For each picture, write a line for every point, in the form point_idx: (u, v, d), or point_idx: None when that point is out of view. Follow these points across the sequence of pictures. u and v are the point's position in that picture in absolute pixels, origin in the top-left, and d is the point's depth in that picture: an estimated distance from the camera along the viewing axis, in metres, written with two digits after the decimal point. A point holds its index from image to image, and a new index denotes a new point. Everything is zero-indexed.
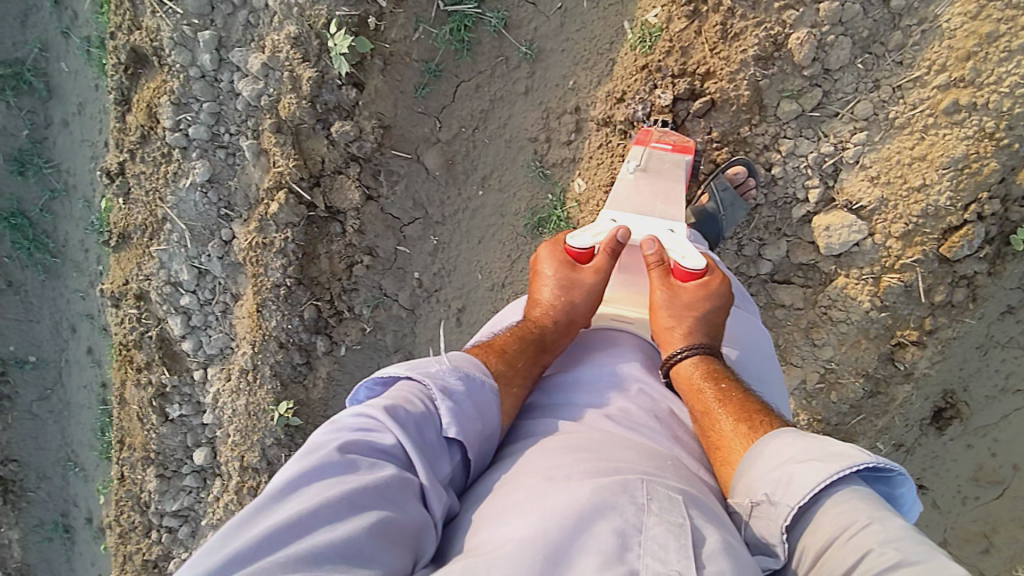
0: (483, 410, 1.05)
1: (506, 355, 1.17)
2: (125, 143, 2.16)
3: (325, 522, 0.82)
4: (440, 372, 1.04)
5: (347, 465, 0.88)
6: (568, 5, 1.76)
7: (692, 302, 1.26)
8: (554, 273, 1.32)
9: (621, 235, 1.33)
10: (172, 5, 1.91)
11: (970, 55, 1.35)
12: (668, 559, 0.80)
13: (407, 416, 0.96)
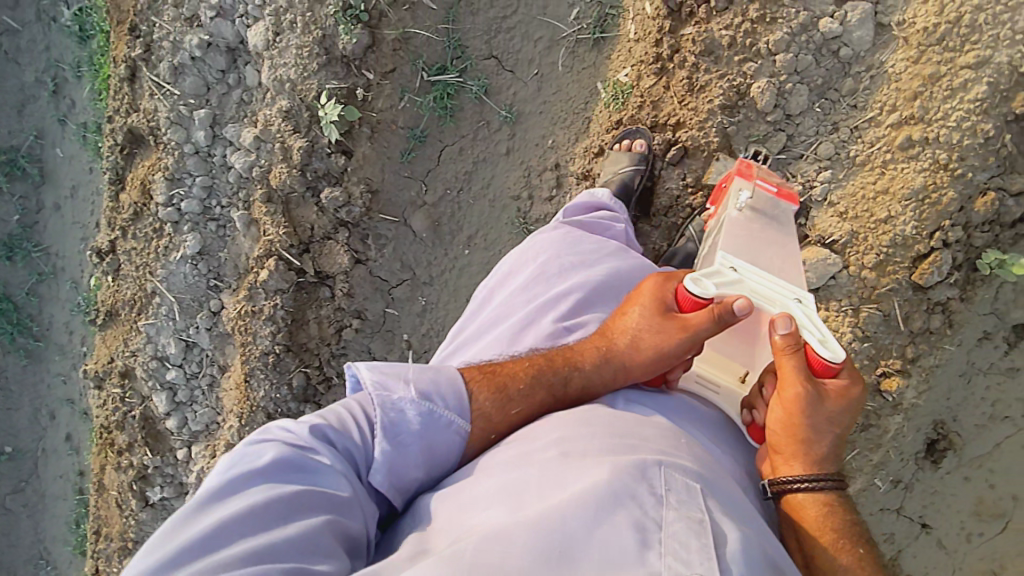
0: (433, 453, 1.05)
1: (505, 394, 1.11)
2: (117, 221, 2.22)
3: (262, 524, 0.89)
4: (394, 403, 1.03)
5: (285, 474, 0.94)
6: (545, 71, 1.86)
7: (830, 421, 1.10)
8: (642, 317, 1.19)
9: (743, 309, 1.10)
10: (170, 87, 2.00)
11: (916, 95, 1.46)
12: (691, 560, 0.80)
13: (341, 441, 1.01)
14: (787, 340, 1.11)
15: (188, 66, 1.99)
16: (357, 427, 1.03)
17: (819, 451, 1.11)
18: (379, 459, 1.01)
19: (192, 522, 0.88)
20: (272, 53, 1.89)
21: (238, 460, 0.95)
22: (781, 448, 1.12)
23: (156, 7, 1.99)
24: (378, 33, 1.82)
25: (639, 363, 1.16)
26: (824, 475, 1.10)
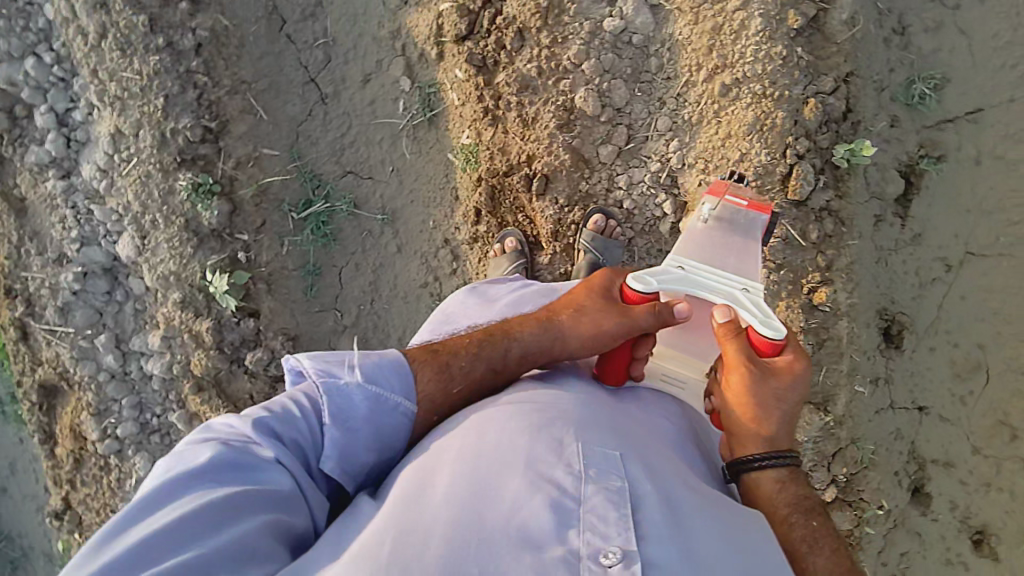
0: (382, 431, 1.12)
1: (447, 371, 1.19)
2: (63, 476, 2.16)
3: (200, 526, 0.93)
4: (340, 388, 1.10)
5: (225, 475, 0.99)
6: (398, 165, 1.94)
7: (778, 396, 1.17)
8: (590, 300, 1.28)
9: (681, 309, 1.23)
10: (63, 327, 1.99)
11: (711, 47, 1.61)
12: (608, 533, 0.92)
13: (284, 432, 1.07)
14: (727, 326, 1.22)
15: (74, 301, 1.99)
16: (300, 412, 1.09)
17: (769, 431, 1.18)
18: (329, 443, 1.08)
19: (125, 535, 0.91)
20: (147, 255, 1.92)
21: (178, 463, 1.00)
22: (736, 427, 1.21)
23: (21, 260, 1.96)
24: (236, 196, 1.88)
25: (577, 339, 1.24)
26: (775, 452, 1.18)
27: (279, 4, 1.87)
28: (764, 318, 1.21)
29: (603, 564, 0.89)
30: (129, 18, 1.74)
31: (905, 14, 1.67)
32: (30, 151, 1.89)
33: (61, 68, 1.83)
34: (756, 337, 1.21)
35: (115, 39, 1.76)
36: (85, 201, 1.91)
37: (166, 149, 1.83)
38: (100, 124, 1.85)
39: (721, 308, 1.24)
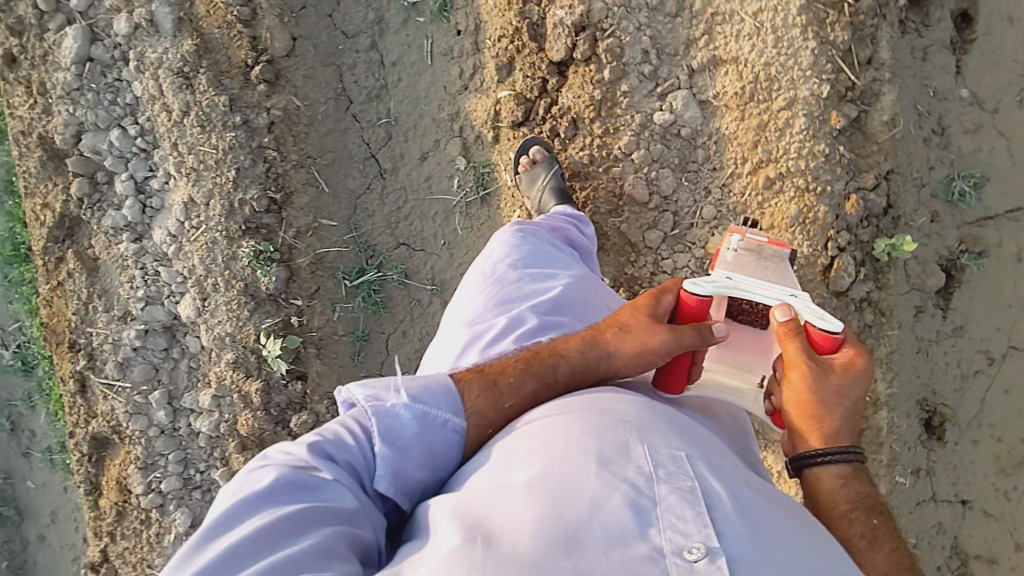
0: (433, 449, 1.13)
1: (496, 386, 1.20)
2: (103, 528, 2.20)
3: (272, 539, 0.95)
4: (389, 409, 1.12)
5: (293, 487, 1.02)
6: (450, 239, 2.03)
7: (840, 390, 1.11)
8: (634, 317, 1.24)
9: (718, 333, 1.19)
10: (121, 382, 2.08)
11: (757, 143, 1.67)
12: (689, 530, 0.89)
13: (337, 455, 1.09)
14: (787, 327, 1.13)
15: (133, 357, 2.08)
16: (351, 438, 1.12)
17: (830, 426, 1.12)
18: (384, 463, 1.10)
19: (202, 554, 0.94)
20: (206, 316, 2.00)
21: (245, 484, 1.03)
22: (799, 426, 1.14)
23: (88, 316, 2.07)
24: (293, 263, 1.97)
25: (625, 355, 1.22)
26: (838, 449, 1.12)
27: (347, 87, 1.99)
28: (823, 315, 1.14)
29: (688, 560, 0.87)
30: (212, 98, 1.89)
31: (946, 115, 1.72)
32: (107, 215, 2.02)
33: (143, 139, 1.98)
34: (816, 335, 1.14)
35: (196, 116, 1.91)
36: (154, 264, 2.03)
37: (233, 218, 1.93)
38: (175, 193, 1.98)
39: (782, 307, 1.15)
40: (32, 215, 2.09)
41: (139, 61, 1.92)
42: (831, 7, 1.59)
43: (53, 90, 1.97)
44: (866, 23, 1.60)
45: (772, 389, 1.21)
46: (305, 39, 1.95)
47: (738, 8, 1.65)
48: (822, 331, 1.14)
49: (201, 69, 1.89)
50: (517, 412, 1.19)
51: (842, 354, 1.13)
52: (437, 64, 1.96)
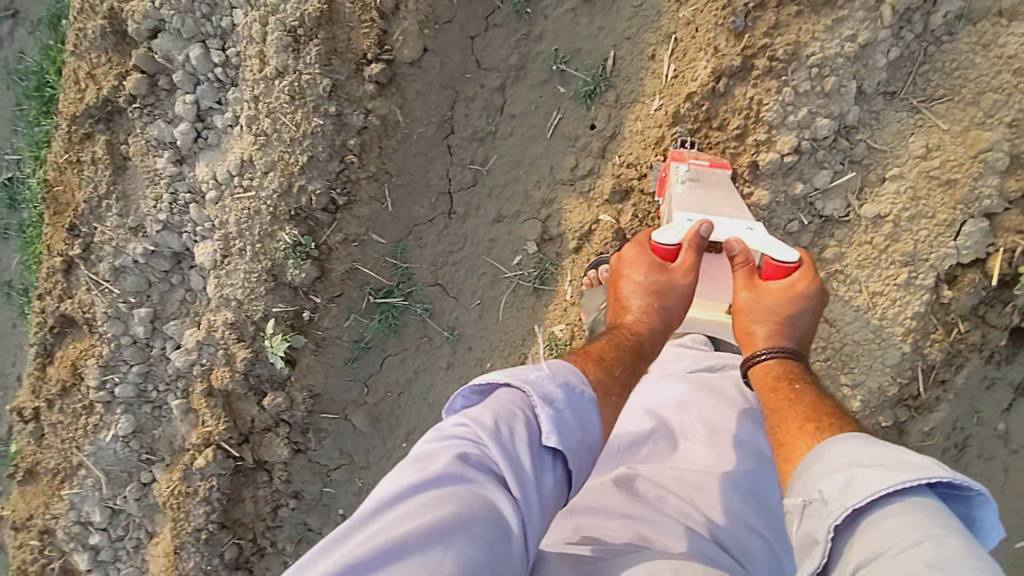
0: (583, 420, 1.01)
1: (604, 363, 1.17)
2: (43, 391, 2.13)
3: (430, 549, 0.78)
4: (537, 383, 1.01)
5: (459, 479, 0.86)
6: (486, 302, 1.95)
7: (777, 307, 1.28)
8: (644, 277, 1.31)
9: (705, 229, 1.31)
10: (109, 285, 1.97)
11: None
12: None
13: (505, 429, 0.94)
14: (738, 257, 1.34)
15: (129, 267, 1.97)
16: (516, 411, 0.96)
17: (780, 334, 1.28)
18: (549, 431, 0.95)
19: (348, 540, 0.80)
20: (220, 271, 1.90)
21: (398, 473, 0.87)
22: (744, 336, 1.32)
23: (97, 210, 1.92)
24: (328, 265, 1.87)
25: (684, 310, 1.32)
26: (785, 347, 1.28)
27: (455, 115, 1.82)
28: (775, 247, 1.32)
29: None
30: (314, 75, 1.69)
31: (973, 435, 1.82)
32: (154, 125, 1.84)
33: (223, 71, 1.78)
34: (769, 264, 1.32)
35: (290, 85, 1.70)
36: (185, 196, 1.88)
37: (286, 199, 1.79)
38: (236, 142, 1.81)
39: (735, 241, 1.35)
40: (71, 78, 1.87)
41: None
42: (942, 325, 1.59)
43: None
44: (961, 353, 1.62)
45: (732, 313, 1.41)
46: (436, 54, 1.74)
47: (863, 279, 1.61)
48: (774, 262, 1.32)
49: (316, 40, 1.67)
50: (627, 379, 1.19)
51: (789, 280, 1.30)
52: (556, 142, 1.81)
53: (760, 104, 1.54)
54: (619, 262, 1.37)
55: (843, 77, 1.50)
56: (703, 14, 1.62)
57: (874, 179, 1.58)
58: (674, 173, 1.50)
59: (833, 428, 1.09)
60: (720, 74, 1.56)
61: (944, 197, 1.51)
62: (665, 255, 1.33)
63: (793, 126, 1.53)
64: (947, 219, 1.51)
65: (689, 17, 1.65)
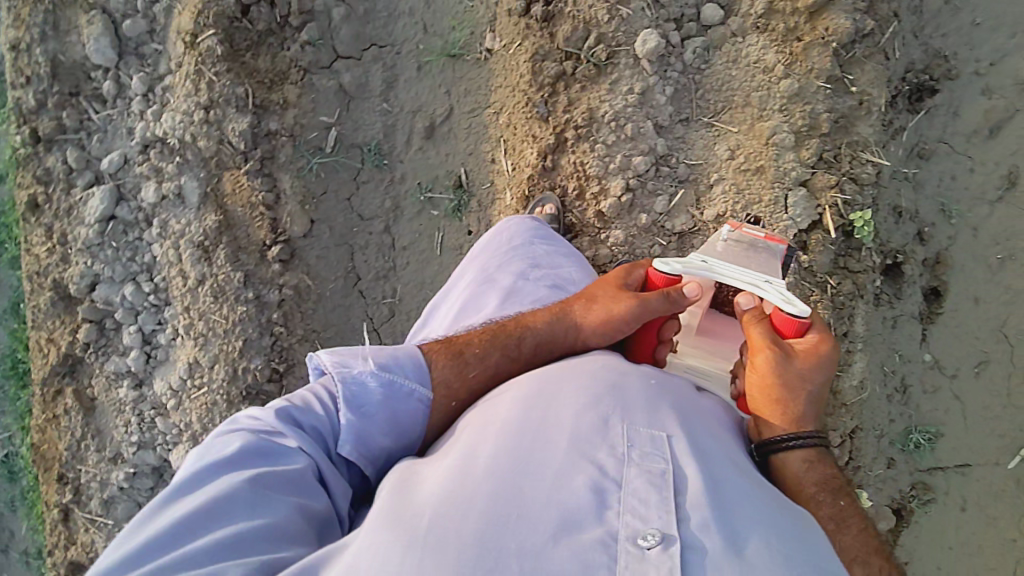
0: (397, 415, 1.21)
1: (464, 356, 1.29)
2: None
3: (237, 513, 1.02)
4: (355, 376, 1.19)
5: (256, 456, 1.08)
6: None
7: (804, 372, 1.22)
8: (605, 291, 1.39)
9: (690, 290, 1.33)
10: (103, 518, 2.12)
11: None
12: (647, 516, 0.95)
13: (306, 419, 1.17)
14: (751, 313, 1.31)
15: (118, 495, 2.12)
16: (321, 403, 1.19)
17: (794, 409, 1.21)
18: (347, 429, 1.17)
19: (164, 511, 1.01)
20: None
21: (210, 446, 1.09)
22: (761, 407, 1.24)
23: (79, 453, 2.12)
24: None
25: (590, 321, 1.36)
26: (800, 430, 1.20)
27: (357, 265, 2.08)
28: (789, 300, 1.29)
29: (642, 546, 0.92)
30: (228, 273, 1.98)
31: (908, 375, 1.91)
32: (111, 361, 2.08)
33: (156, 296, 2.05)
34: (782, 318, 1.29)
35: (211, 287, 1.99)
36: (150, 411, 2.09)
37: (235, 382, 2.01)
38: (180, 351, 2.05)
39: (749, 295, 1.33)
40: (36, 348, 2.15)
41: (162, 228, 2.01)
42: (815, 285, 1.76)
43: (74, 242, 2.04)
44: (846, 305, 1.78)
45: (739, 373, 1.37)
46: (322, 222, 2.04)
47: None
48: (789, 318, 1.28)
49: (221, 244, 1.98)
50: (481, 381, 1.28)
51: (805, 339, 1.27)
52: (447, 255, 2.06)
53: (584, 164, 1.83)
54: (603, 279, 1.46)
55: (638, 120, 1.79)
56: (515, 116, 1.92)
57: (704, 189, 1.80)
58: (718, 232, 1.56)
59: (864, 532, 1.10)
60: (544, 153, 1.87)
61: (761, 182, 1.75)
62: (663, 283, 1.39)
63: (616, 171, 1.81)
64: (772, 198, 1.74)
65: (507, 120, 1.95)
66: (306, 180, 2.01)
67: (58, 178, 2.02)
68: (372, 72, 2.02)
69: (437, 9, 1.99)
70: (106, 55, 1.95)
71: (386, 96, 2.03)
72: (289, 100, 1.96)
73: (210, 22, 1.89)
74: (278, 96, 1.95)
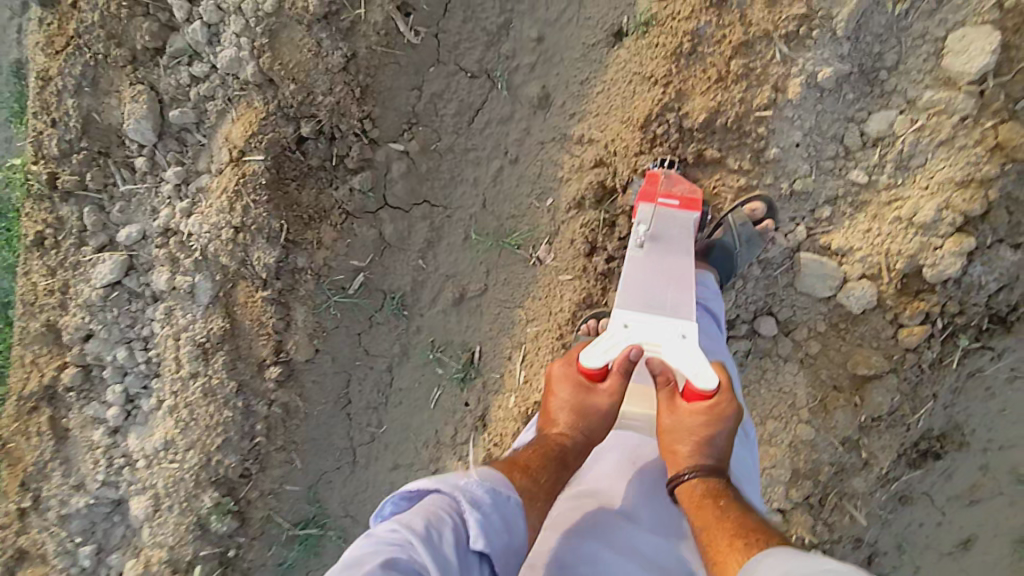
0: (510, 521, 1.07)
1: (529, 471, 1.22)
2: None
3: None
4: (465, 487, 1.08)
5: None
6: None
7: (694, 426, 1.27)
8: (568, 395, 1.35)
9: (633, 353, 1.33)
10: (56, 527, 2.12)
11: None
12: None
13: (447, 529, 0.99)
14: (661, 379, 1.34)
15: (75, 513, 2.13)
16: (448, 514, 1.02)
17: (707, 456, 1.25)
18: (476, 526, 1.01)
19: None
20: (152, 522, 2.07)
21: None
22: (670, 451, 1.30)
23: (43, 471, 2.12)
24: (247, 514, 2.07)
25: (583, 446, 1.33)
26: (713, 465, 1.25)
27: (350, 392, 2.07)
28: (699, 372, 1.30)
29: None
30: (222, 378, 1.95)
31: None
32: (91, 407, 2.09)
33: (148, 365, 2.04)
34: (692, 390, 1.30)
35: (202, 385, 1.96)
36: (120, 460, 2.11)
37: (205, 469, 2.00)
38: (161, 421, 2.05)
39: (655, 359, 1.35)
40: (17, 362, 2.08)
41: (167, 313, 1.96)
42: None
43: (75, 297, 1.98)
44: None
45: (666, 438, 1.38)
46: (326, 352, 2.00)
47: None
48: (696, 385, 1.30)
49: (221, 350, 1.93)
50: (553, 487, 1.24)
51: (705, 401, 1.28)
52: (438, 412, 2.05)
53: None
54: (548, 381, 1.40)
55: None
56: (543, 337, 1.89)
57: None
58: (635, 234, 1.51)
59: (763, 545, 1.07)
60: None
61: None
62: (592, 373, 1.34)
63: None
64: None
65: (535, 333, 1.92)
66: (320, 315, 1.95)
67: (70, 231, 1.94)
68: (417, 227, 1.91)
69: (502, 190, 1.86)
70: (145, 135, 1.82)
71: (423, 253, 1.93)
72: (322, 240, 1.86)
73: (260, 148, 1.74)
74: (313, 235, 1.85)
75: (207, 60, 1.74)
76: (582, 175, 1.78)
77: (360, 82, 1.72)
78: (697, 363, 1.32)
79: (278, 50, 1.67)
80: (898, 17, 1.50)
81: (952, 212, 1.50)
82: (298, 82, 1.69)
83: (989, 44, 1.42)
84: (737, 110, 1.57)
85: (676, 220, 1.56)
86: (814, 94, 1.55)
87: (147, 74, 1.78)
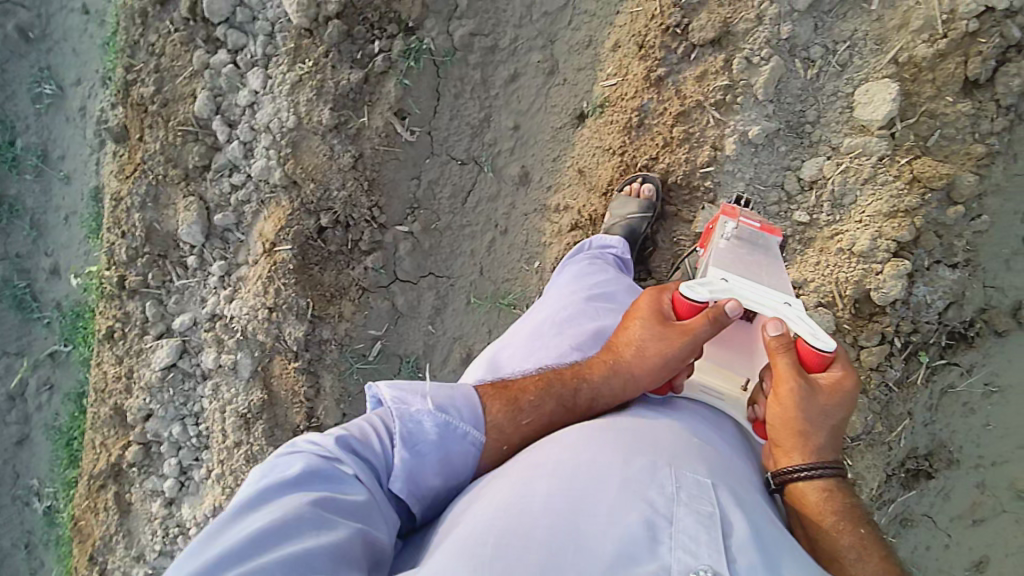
0: (449, 462, 1.24)
1: (517, 404, 1.29)
2: None
3: (295, 528, 1.04)
4: (413, 415, 1.23)
5: (308, 483, 1.11)
6: None
7: (823, 406, 1.24)
8: (643, 327, 1.36)
9: (732, 309, 1.28)
10: None
11: None
12: (698, 552, 1.00)
13: (364, 451, 1.20)
14: (778, 341, 1.27)
15: None
16: (379, 438, 1.23)
17: (814, 443, 1.24)
18: (400, 465, 1.20)
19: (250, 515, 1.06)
20: None
21: (274, 469, 1.14)
22: (781, 441, 1.27)
23: (110, 543, 2.35)
24: None
25: (613, 386, 1.34)
26: (820, 463, 1.24)
27: None
28: (814, 332, 1.27)
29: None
30: (262, 445, 2.17)
31: None
32: (150, 478, 2.33)
33: (199, 438, 2.29)
34: (806, 350, 1.28)
35: (245, 452, 2.19)
36: (174, 530, 2.32)
37: None
38: (209, 490, 2.28)
39: (775, 322, 1.29)
40: (90, 444, 2.37)
41: (215, 390, 2.24)
42: None
43: (138, 380, 2.28)
44: None
45: (758, 400, 1.36)
46: (351, 416, 2.19)
47: None
48: (814, 351, 1.27)
49: (261, 419, 2.16)
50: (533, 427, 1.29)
51: (829, 375, 1.26)
52: None
53: None
54: (635, 306, 1.43)
55: None
56: None
57: None
58: (720, 229, 1.59)
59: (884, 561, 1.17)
60: None
61: None
62: (684, 311, 1.35)
63: None
64: None
65: None
66: (346, 380, 2.18)
67: (136, 323, 2.26)
68: (425, 297, 2.18)
69: (496, 258, 2.15)
70: (196, 236, 2.16)
71: (433, 318, 2.18)
72: (344, 313, 2.13)
73: (288, 239, 2.05)
74: (335, 309, 2.13)
75: (244, 171, 2.10)
76: (562, 239, 2.07)
77: (368, 177, 2.05)
78: (815, 331, 1.28)
79: (300, 157, 2.02)
80: (811, 79, 1.79)
81: (885, 240, 1.69)
82: (317, 181, 2.02)
83: (889, 94, 1.68)
84: (684, 169, 1.89)
85: (756, 239, 1.60)
86: (748, 149, 1.83)
87: (197, 187, 2.14)
